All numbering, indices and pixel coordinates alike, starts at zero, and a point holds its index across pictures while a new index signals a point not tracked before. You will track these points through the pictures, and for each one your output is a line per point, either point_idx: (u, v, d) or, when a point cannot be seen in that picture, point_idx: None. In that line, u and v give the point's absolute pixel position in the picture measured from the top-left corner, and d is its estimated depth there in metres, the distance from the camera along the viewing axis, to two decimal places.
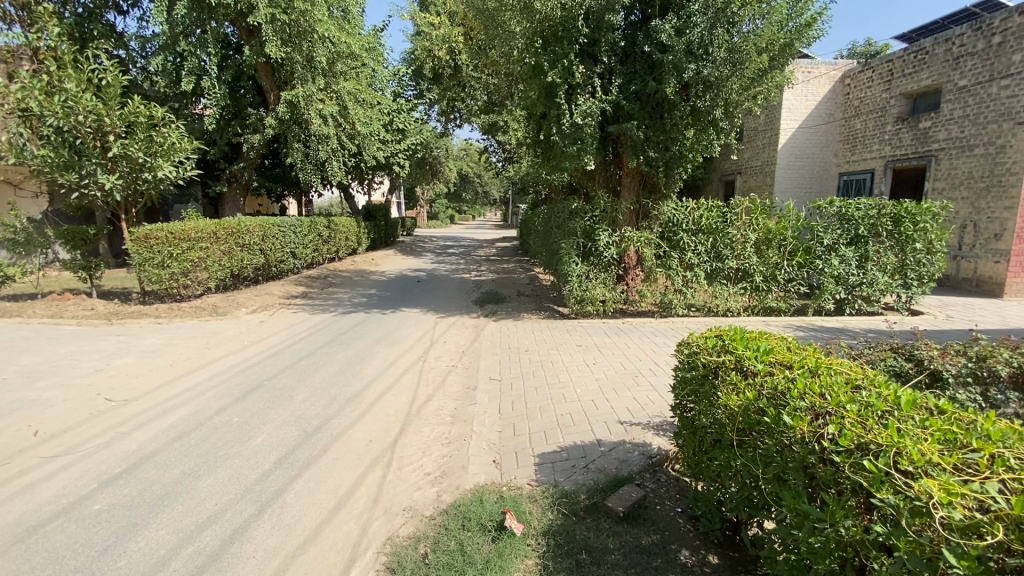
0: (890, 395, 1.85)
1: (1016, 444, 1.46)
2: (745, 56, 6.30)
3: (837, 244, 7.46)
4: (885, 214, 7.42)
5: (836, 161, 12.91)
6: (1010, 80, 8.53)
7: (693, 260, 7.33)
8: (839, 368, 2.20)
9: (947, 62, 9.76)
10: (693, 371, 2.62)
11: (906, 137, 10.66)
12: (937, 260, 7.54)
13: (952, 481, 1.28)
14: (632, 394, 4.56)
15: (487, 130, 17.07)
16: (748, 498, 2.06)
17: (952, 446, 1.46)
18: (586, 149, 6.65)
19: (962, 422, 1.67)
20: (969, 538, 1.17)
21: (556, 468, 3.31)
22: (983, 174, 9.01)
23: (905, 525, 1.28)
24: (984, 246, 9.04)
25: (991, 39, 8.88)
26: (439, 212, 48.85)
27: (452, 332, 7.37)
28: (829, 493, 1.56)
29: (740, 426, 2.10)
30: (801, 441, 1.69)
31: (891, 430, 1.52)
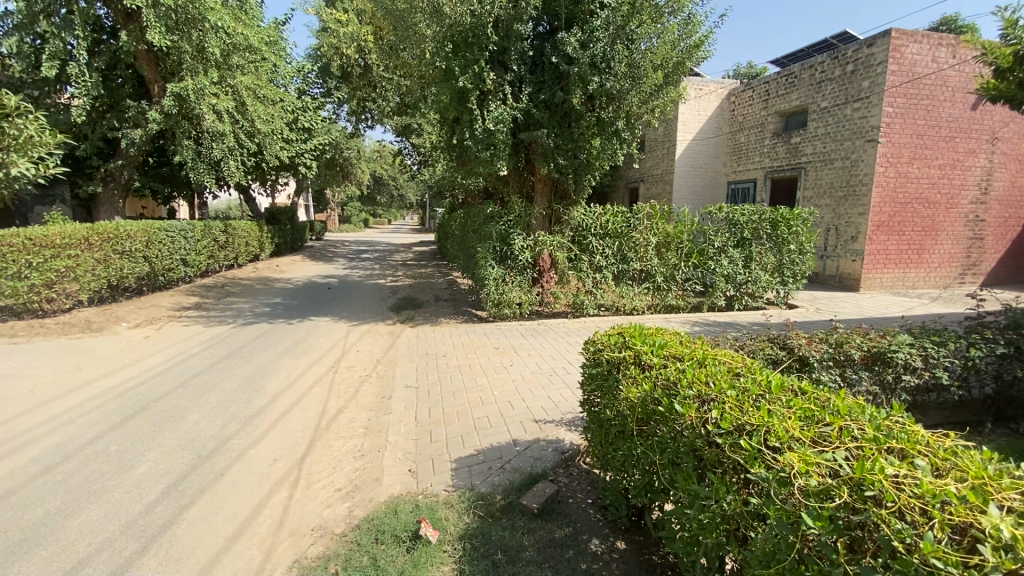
0: (763, 380, 2.08)
1: (859, 416, 1.71)
2: (643, 72, 6.75)
3: (726, 246, 8.21)
4: (765, 219, 8.34)
5: (725, 171, 14.20)
6: (861, 104, 9.92)
7: (602, 263, 7.69)
8: (722, 358, 2.44)
9: (811, 86, 11.14)
10: (598, 367, 2.77)
11: (781, 150, 12.00)
12: (807, 260, 8.59)
13: (809, 453, 1.46)
14: (547, 393, 4.69)
15: (400, 131, 16.74)
16: (648, 483, 2.21)
17: (810, 421, 1.67)
18: (499, 155, 6.76)
19: (818, 399, 1.92)
20: (822, 501, 1.32)
21: (472, 471, 3.32)
22: (841, 185, 10.37)
23: (775, 495, 1.43)
24: (844, 247, 10.41)
25: (845, 67, 10.27)
26: (351, 216, 47.08)
27: (366, 341, 7.12)
28: (716, 473, 1.72)
29: (640, 416, 2.24)
30: (689, 426, 1.86)
31: (763, 411, 1.72)
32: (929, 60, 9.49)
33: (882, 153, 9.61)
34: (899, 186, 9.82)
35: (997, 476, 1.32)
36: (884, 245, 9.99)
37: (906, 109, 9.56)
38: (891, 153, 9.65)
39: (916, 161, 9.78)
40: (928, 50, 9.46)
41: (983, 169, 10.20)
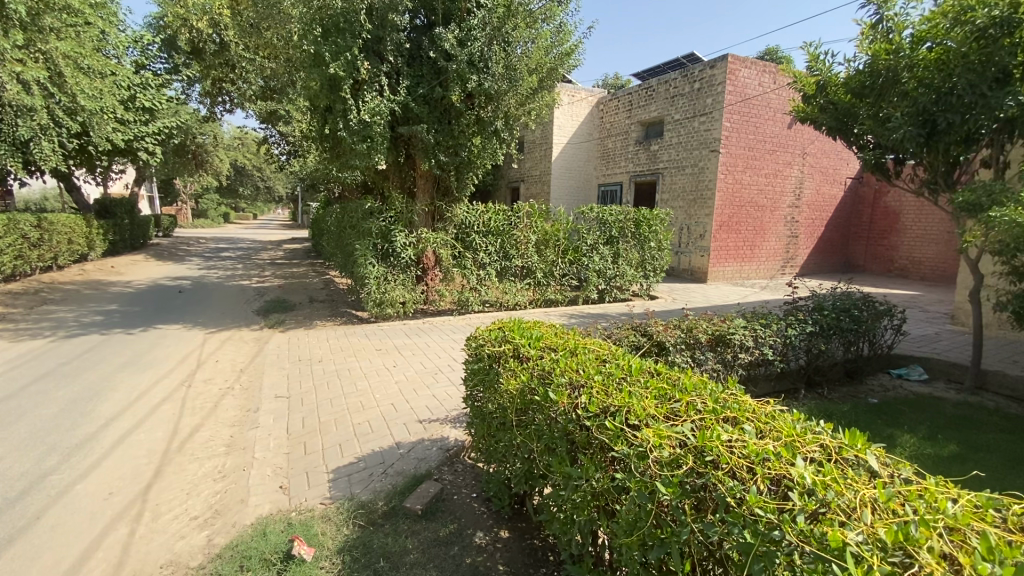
0: (626, 365, 2.29)
1: (702, 391, 1.96)
2: (519, 74, 6.95)
3: (597, 244, 8.84)
4: (630, 218, 9.15)
5: (596, 173, 15.21)
6: (705, 118, 11.28)
7: (485, 260, 7.80)
8: (592, 347, 2.63)
9: (666, 99, 12.41)
10: (479, 362, 2.81)
11: (643, 156, 13.21)
12: (665, 255, 9.59)
13: (662, 428, 1.64)
14: (431, 392, 4.65)
15: (264, 117, 15.31)
16: (528, 471, 2.31)
17: (663, 399, 1.88)
18: (376, 148, 6.49)
19: (670, 379, 2.15)
20: (672, 469, 1.49)
21: (352, 480, 3.16)
22: (692, 189, 11.72)
23: (635, 469, 1.58)
24: (695, 244, 11.77)
25: (693, 85, 11.59)
26: (207, 210, 41.98)
27: (227, 349, 6.39)
28: (586, 454, 1.85)
29: (518, 407, 2.32)
30: (562, 413, 1.98)
31: (624, 393, 1.89)
32: (757, 83, 11.10)
33: (723, 162, 11.06)
34: (736, 191, 11.38)
35: (803, 433, 1.58)
36: (726, 242, 11.52)
37: (740, 125, 11.10)
38: (730, 162, 11.15)
39: (748, 169, 11.41)
40: (757, 75, 11.07)
41: (797, 178, 12.25)
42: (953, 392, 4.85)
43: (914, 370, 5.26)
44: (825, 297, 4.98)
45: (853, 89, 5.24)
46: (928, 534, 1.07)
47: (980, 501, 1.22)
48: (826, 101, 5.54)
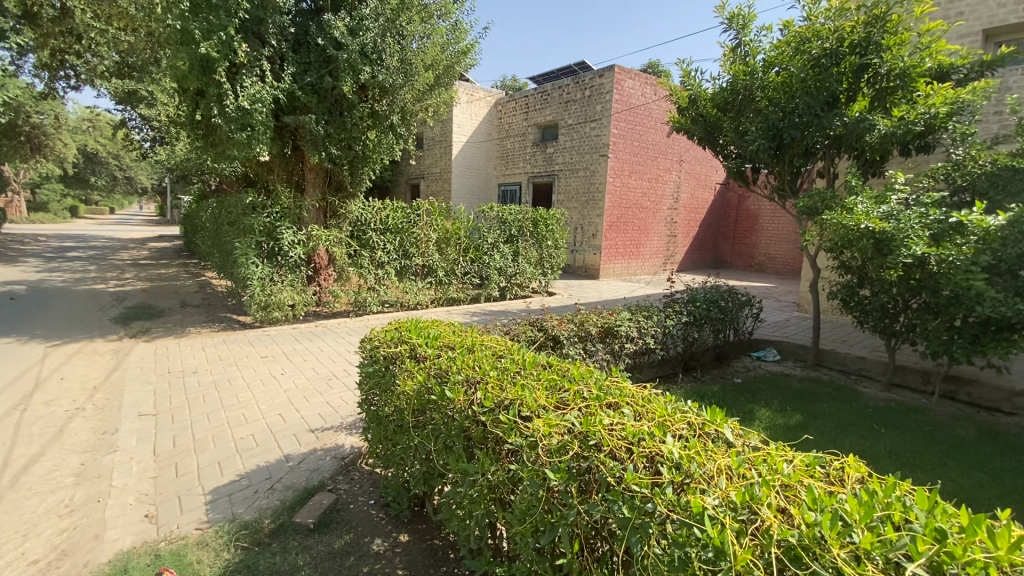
0: (521, 359, 2.36)
1: (590, 380, 2.09)
2: (414, 70, 6.79)
3: (497, 242, 8.98)
4: (528, 218, 9.44)
5: (496, 173, 15.40)
6: (596, 124, 11.94)
7: (383, 258, 7.54)
8: (489, 343, 2.67)
9: (560, 104, 12.91)
10: (374, 364, 2.72)
11: (540, 158, 13.64)
12: (561, 253, 10.06)
13: (551, 417, 1.72)
14: (325, 399, 4.40)
15: (121, 98, 13.39)
16: (426, 472, 2.29)
17: (554, 390, 1.97)
18: (258, 138, 5.99)
19: (561, 370, 2.25)
20: (560, 455, 1.57)
21: (234, 500, 2.90)
22: (585, 191, 12.33)
23: (527, 458, 1.64)
24: (588, 242, 12.41)
25: (585, 92, 12.19)
26: (47, 202, 35.80)
27: (75, 364, 5.51)
28: (481, 448, 1.88)
29: (414, 407, 2.29)
30: (458, 409, 1.99)
31: (517, 386, 1.96)
32: (640, 94, 11.97)
33: (611, 166, 11.79)
34: (624, 194, 12.20)
35: (672, 413, 1.75)
36: (615, 241, 12.30)
37: (626, 132, 11.91)
38: (618, 167, 11.93)
39: (633, 174, 12.31)
40: (640, 86, 11.93)
41: (675, 183, 13.46)
42: (799, 369, 5.65)
43: (770, 353, 6.05)
44: (698, 290, 5.53)
45: (718, 104, 5.84)
46: (769, 491, 1.24)
47: (809, 461, 1.43)
48: (696, 113, 6.13)
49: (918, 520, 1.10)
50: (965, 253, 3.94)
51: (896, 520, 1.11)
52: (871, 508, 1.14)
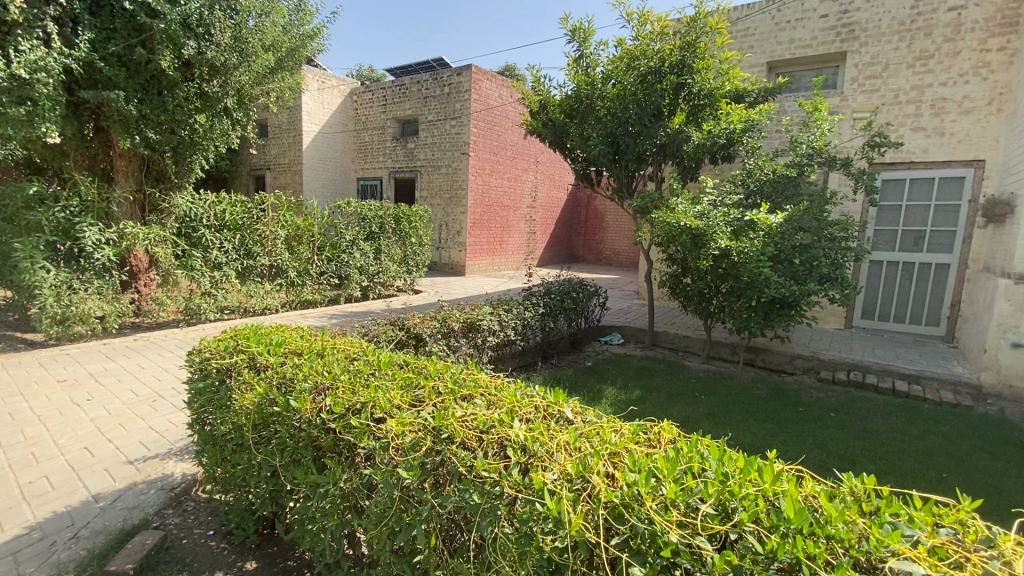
0: (375, 360, 2.29)
1: (445, 376, 2.11)
2: (250, 49, 6.18)
3: (356, 239, 8.54)
4: (389, 214, 9.17)
5: (353, 167, 14.61)
6: (455, 121, 12.00)
7: (220, 259, 6.65)
8: (341, 346, 2.54)
9: (419, 99, 12.72)
10: (205, 380, 2.42)
11: (400, 153, 13.30)
12: (426, 250, 10.02)
13: (404, 416, 1.70)
14: (147, 424, 3.79)
15: None
16: (274, 490, 2.11)
17: (408, 388, 1.95)
18: (43, 116, 4.91)
19: (416, 367, 2.23)
20: (412, 452, 1.57)
21: (20, 559, 2.35)
22: (447, 188, 12.34)
23: (380, 461, 1.61)
24: (453, 239, 12.43)
25: (443, 89, 12.17)
26: None
27: None
28: (332, 456, 1.80)
29: (255, 423, 2.09)
30: (305, 419, 1.87)
31: (370, 388, 1.90)
32: (497, 95, 12.33)
33: (472, 164, 11.98)
34: (485, 192, 12.47)
35: (521, 398, 1.85)
36: (479, 238, 12.52)
37: (485, 131, 12.19)
38: (478, 165, 12.16)
39: (494, 173, 12.66)
40: (497, 87, 12.29)
41: (532, 183, 14.17)
42: (640, 350, 6.36)
43: (616, 337, 6.71)
44: (553, 283, 5.91)
45: (564, 109, 6.25)
46: (599, 460, 1.38)
47: (634, 429, 1.62)
48: (547, 117, 6.52)
49: (710, 468, 1.32)
50: (755, 245, 4.81)
51: (695, 471, 1.32)
52: (677, 463, 1.34)
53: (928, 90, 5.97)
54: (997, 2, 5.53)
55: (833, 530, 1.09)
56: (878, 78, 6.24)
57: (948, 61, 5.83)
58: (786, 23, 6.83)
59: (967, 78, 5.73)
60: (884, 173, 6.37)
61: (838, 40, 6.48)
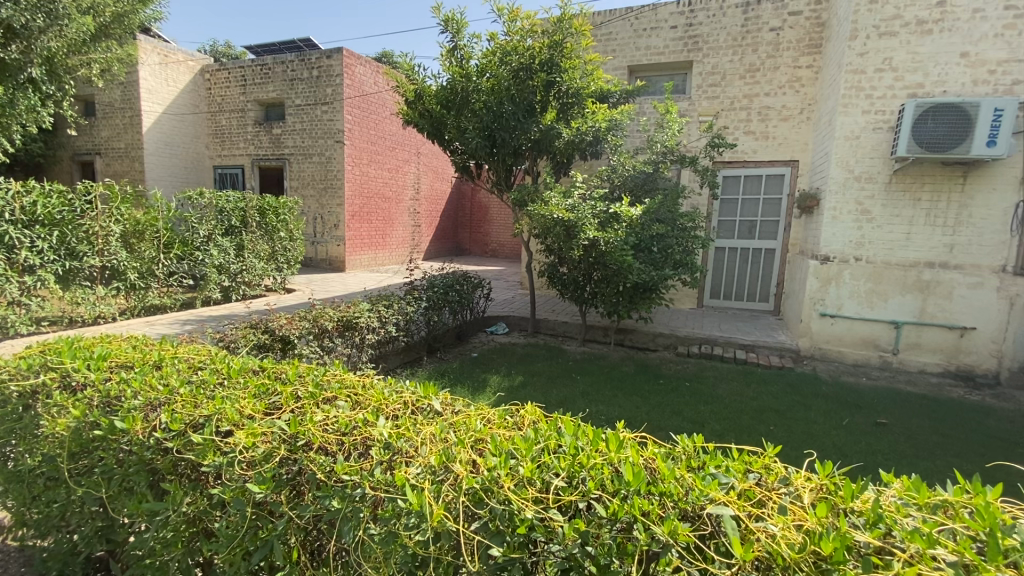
0: (224, 368, 2.08)
1: (307, 379, 1.98)
2: (60, 9, 5.16)
3: (213, 234, 7.64)
4: (253, 207, 8.38)
5: (208, 154, 13.00)
6: (327, 107, 11.26)
7: (34, 262, 5.47)
8: (185, 356, 2.26)
9: (284, 81, 11.72)
10: (1, 408, 2.00)
11: (265, 140, 12.15)
12: (298, 246, 9.42)
13: (255, 425, 1.57)
14: None
15: None
16: (104, 526, 1.83)
17: (262, 396, 1.80)
18: None
19: (275, 372, 2.07)
20: (265, 463, 1.46)
21: None
22: (320, 178, 11.56)
23: (229, 477, 1.47)
24: (329, 233, 11.68)
25: (312, 72, 11.34)
26: None
27: None
28: (172, 479, 1.61)
29: (72, 451, 1.78)
30: (135, 441, 1.64)
31: (216, 399, 1.72)
32: (371, 82, 11.81)
33: (348, 154, 11.35)
34: (363, 183, 11.89)
35: (388, 395, 1.81)
36: (359, 231, 11.91)
37: (360, 119, 11.60)
38: (354, 155, 11.55)
39: (372, 163, 12.13)
40: (371, 74, 11.75)
41: (414, 174, 13.85)
42: (523, 338, 6.57)
43: (500, 327, 6.85)
44: (435, 276, 5.83)
45: (440, 100, 6.16)
46: (463, 449, 1.40)
47: (499, 414, 1.67)
48: (423, 107, 6.39)
49: (565, 444, 1.41)
50: (619, 236, 5.25)
51: (552, 448, 1.40)
52: (535, 443, 1.41)
53: (755, 99, 6.93)
54: (805, 27, 6.55)
55: (664, 487, 1.22)
56: (718, 86, 7.09)
57: (770, 75, 6.81)
58: (643, 31, 7.45)
59: (784, 90, 6.74)
60: (724, 170, 7.27)
61: (685, 50, 7.24)
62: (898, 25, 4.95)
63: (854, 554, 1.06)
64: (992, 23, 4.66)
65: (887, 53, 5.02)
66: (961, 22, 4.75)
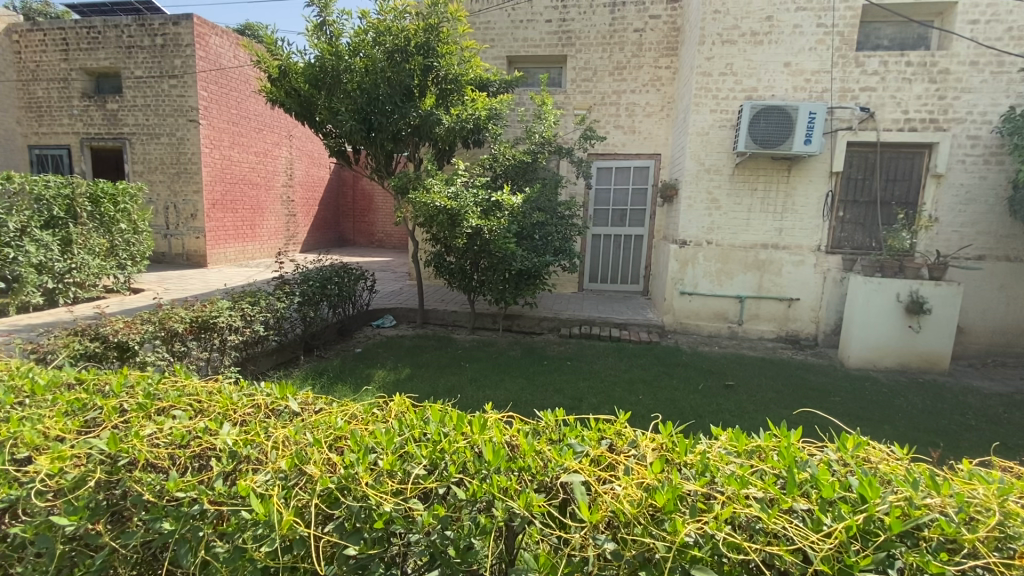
0: (25, 384, 1.74)
1: (137, 389, 1.74)
2: None
3: (27, 227, 6.30)
4: (83, 194, 7.12)
5: (19, 130, 10.77)
6: (176, 81, 9.88)
7: None
8: None
9: (120, 49, 10.07)
10: None
11: (97, 116, 10.36)
12: (144, 239, 8.18)
13: (63, 448, 1.35)
14: None
15: None
16: None
17: (76, 414, 1.55)
18: None
19: (96, 385, 1.78)
20: (77, 491, 1.26)
21: None
22: (171, 162, 10.16)
23: (28, 512, 1.25)
24: (185, 224, 10.33)
25: (155, 40, 9.84)
26: None
27: None
28: None
29: None
30: None
31: (9, 422, 1.44)
32: (231, 55, 10.58)
33: (204, 134, 10.09)
34: (225, 168, 10.69)
35: (238, 399, 1.65)
36: (221, 222, 10.70)
37: (218, 96, 10.36)
38: (212, 136, 10.31)
39: (235, 146, 10.93)
40: (230, 46, 10.51)
41: (286, 159, 12.78)
42: (410, 330, 6.43)
43: (386, 319, 6.63)
44: (310, 269, 5.44)
45: (309, 79, 5.71)
46: (319, 449, 1.32)
47: (363, 408, 1.62)
48: (289, 86, 5.88)
49: (429, 431, 1.40)
50: (502, 224, 5.34)
51: (415, 436, 1.38)
52: (398, 434, 1.38)
53: (623, 96, 7.42)
54: (663, 30, 7.14)
55: (522, 464, 1.27)
56: (590, 81, 7.47)
57: (635, 74, 7.33)
58: (519, 22, 7.57)
59: (647, 88, 7.31)
60: (598, 162, 7.71)
61: (559, 44, 7.50)
62: (736, 35, 5.60)
63: (685, 502, 1.19)
64: (807, 38, 5.47)
65: (729, 59, 5.67)
66: (784, 36, 5.51)
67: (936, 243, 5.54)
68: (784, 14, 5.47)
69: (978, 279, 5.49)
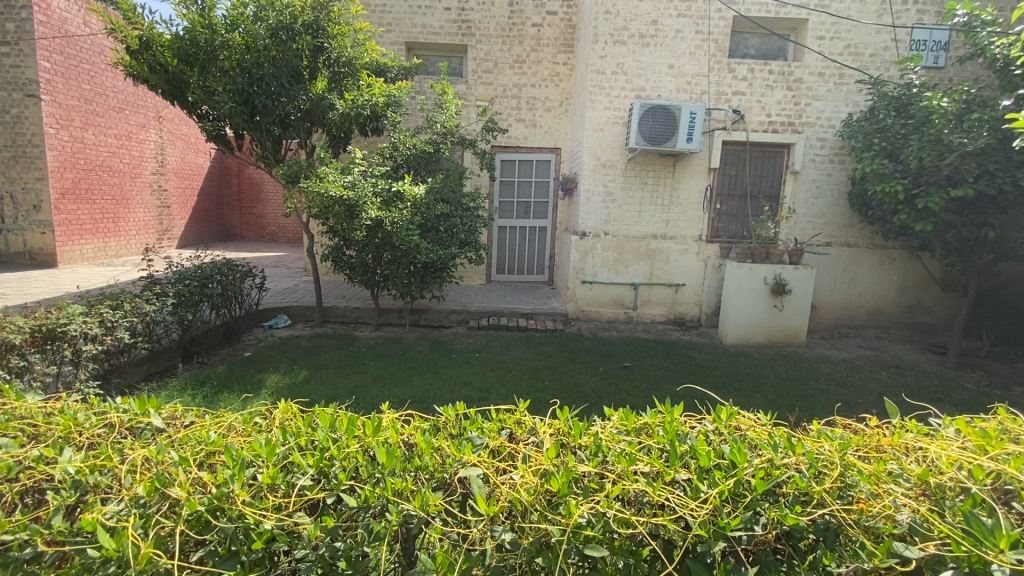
0: None
1: None
2: None
3: None
4: None
5: None
6: (7, 48, 8.29)
7: None
8: None
9: None
10: None
11: None
12: None
13: None
14: None
15: None
16: None
17: None
18: None
19: None
20: None
21: None
22: (5, 144, 8.56)
23: None
24: (26, 218, 8.77)
25: None
26: None
27: None
28: None
29: None
30: None
31: None
32: (80, 21, 9.08)
33: (49, 113, 8.61)
34: (77, 152, 9.22)
35: (86, 420, 1.44)
36: (75, 214, 9.23)
37: (65, 69, 8.87)
38: (59, 115, 8.82)
39: (89, 127, 9.45)
40: (77, 11, 9.00)
41: (155, 144, 11.33)
42: (308, 329, 6.05)
43: (281, 320, 6.17)
44: (187, 267, 4.89)
45: (177, 53, 5.08)
46: (187, 468, 1.19)
47: (243, 418, 1.48)
48: (154, 60, 5.19)
49: (317, 438, 1.31)
50: (404, 216, 5.18)
51: (301, 445, 1.29)
52: (281, 443, 1.28)
53: (524, 89, 7.53)
54: (560, 27, 7.34)
55: (417, 462, 1.24)
56: (491, 73, 7.48)
57: (534, 68, 7.46)
58: (416, 8, 7.33)
59: (546, 83, 7.48)
60: (501, 154, 7.74)
61: (459, 33, 7.40)
62: (626, 36, 5.90)
63: (577, 484, 1.23)
64: (687, 43, 5.92)
65: (619, 59, 5.96)
66: (668, 40, 5.91)
67: (794, 231, 6.31)
68: (667, 20, 5.86)
69: (827, 262, 6.35)
